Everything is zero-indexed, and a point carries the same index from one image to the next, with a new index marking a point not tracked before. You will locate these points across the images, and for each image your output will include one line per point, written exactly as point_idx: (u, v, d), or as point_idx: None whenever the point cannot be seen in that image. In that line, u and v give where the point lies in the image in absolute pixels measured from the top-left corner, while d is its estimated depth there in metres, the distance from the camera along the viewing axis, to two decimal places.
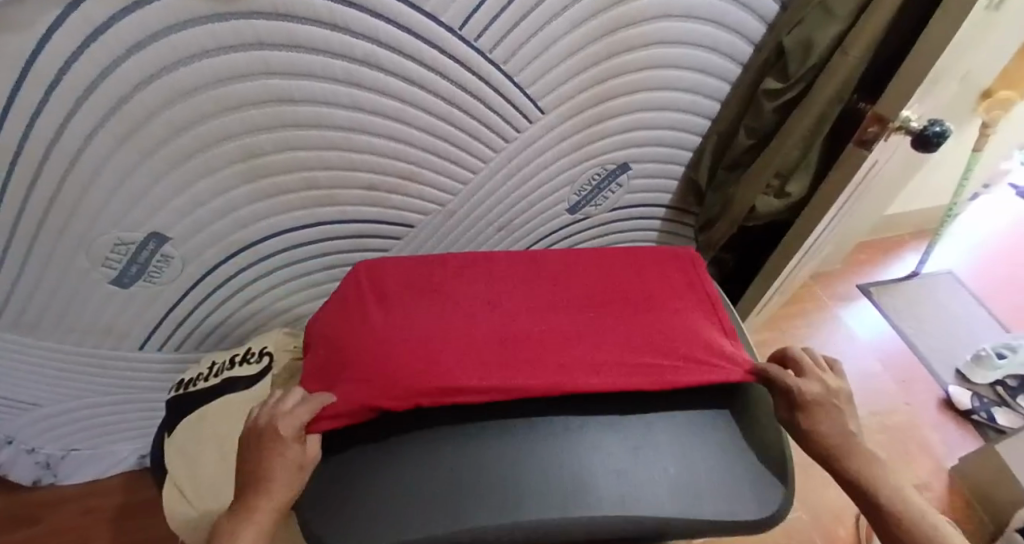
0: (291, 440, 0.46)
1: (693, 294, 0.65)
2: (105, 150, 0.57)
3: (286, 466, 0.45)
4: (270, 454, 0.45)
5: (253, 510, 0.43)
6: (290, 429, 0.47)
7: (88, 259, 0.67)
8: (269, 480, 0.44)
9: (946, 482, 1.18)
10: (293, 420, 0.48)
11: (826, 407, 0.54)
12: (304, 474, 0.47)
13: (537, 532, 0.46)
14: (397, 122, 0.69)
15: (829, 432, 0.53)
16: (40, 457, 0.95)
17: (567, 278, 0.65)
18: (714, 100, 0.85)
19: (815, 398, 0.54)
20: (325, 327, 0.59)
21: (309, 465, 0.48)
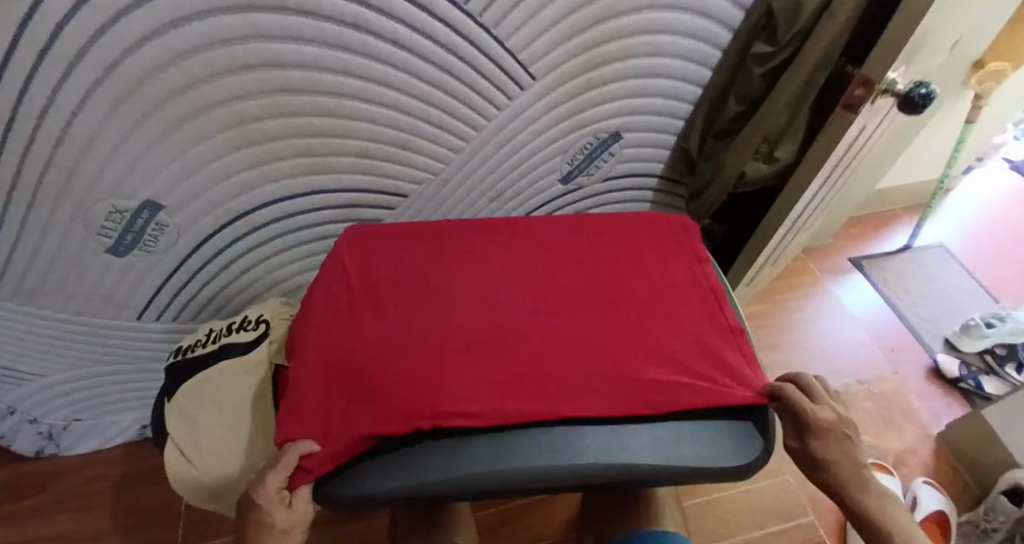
0: (274, 512, 0.46)
1: (696, 297, 0.63)
2: (99, 115, 0.58)
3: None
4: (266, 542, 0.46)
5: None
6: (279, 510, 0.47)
7: (85, 226, 0.68)
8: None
9: (932, 448, 1.20)
10: (275, 494, 0.47)
11: (836, 434, 0.53)
12: (295, 533, 0.48)
13: (527, 478, 0.48)
14: (388, 89, 0.70)
15: (838, 459, 0.53)
16: (43, 428, 0.98)
17: (564, 284, 0.63)
18: (706, 67, 0.86)
19: (828, 425, 0.53)
20: (316, 335, 0.57)
21: (297, 526, 0.48)
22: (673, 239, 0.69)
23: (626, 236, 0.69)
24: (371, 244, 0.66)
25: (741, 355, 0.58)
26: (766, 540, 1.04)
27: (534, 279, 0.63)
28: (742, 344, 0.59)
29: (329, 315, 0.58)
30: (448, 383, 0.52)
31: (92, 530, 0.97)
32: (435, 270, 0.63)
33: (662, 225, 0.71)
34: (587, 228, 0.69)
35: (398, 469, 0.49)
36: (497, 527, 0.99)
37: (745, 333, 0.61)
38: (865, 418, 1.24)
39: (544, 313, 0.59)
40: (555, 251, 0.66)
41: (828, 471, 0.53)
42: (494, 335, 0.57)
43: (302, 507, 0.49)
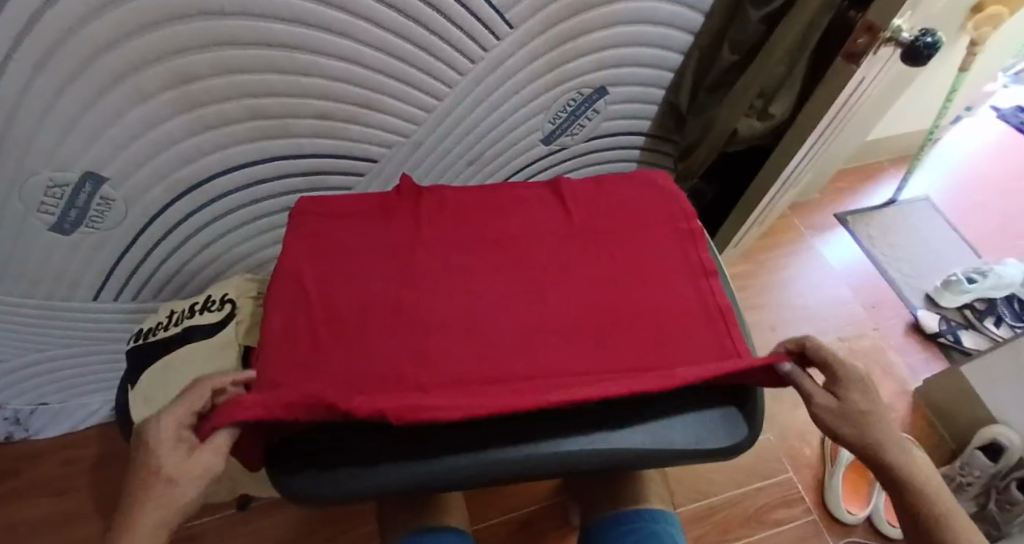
0: (164, 448, 0.37)
1: (699, 311, 0.54)
2: (21, 77, 0.51)
3: (155, 499, 0.35)
4: (142, 488, 0.36)
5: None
6: (170, 452, 0.37)
7: (21, 202, 0.61)
8: (132, 525, 0.34)
9: (909, 404, 1.22)
10: (173, 429, 0.38)
11: (870, 391, 0.46)
12: (183, 484, 0.36)
13: (510, 469, 0.45)
14: (347, 40, 0.63)
15: (875, 420, 0.45)
16: (8, 413, 0.93)
17: (554, 297, 0.55)
18: (699, 13, 0.79)
19: (863, 377, 0.46)
20: (269, 369, 0.48)
21: (189, 476, 0.37)
22: (672, 236, 0.60)
23: (627, 235, 0.60)
24: (335, 244, 0.57)
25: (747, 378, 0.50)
26: (750, 496, 1.05)
27: (520, 292, 0.55)
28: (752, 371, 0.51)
29: (286, 346, 0.49)
30: (422, 402, 0.43)
31: (69, 514, 0.94)
32: (409, 281, 0.55)
33: (667, 222, 0.61)
34: (582, 228, 0.60)
35: (370, 462, 0.45)
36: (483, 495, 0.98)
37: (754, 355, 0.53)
38: None
39: (529, 336, 0.52)
40: (543, 254, 0.58)
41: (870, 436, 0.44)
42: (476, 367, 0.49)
43: (207, 461, 0.38)
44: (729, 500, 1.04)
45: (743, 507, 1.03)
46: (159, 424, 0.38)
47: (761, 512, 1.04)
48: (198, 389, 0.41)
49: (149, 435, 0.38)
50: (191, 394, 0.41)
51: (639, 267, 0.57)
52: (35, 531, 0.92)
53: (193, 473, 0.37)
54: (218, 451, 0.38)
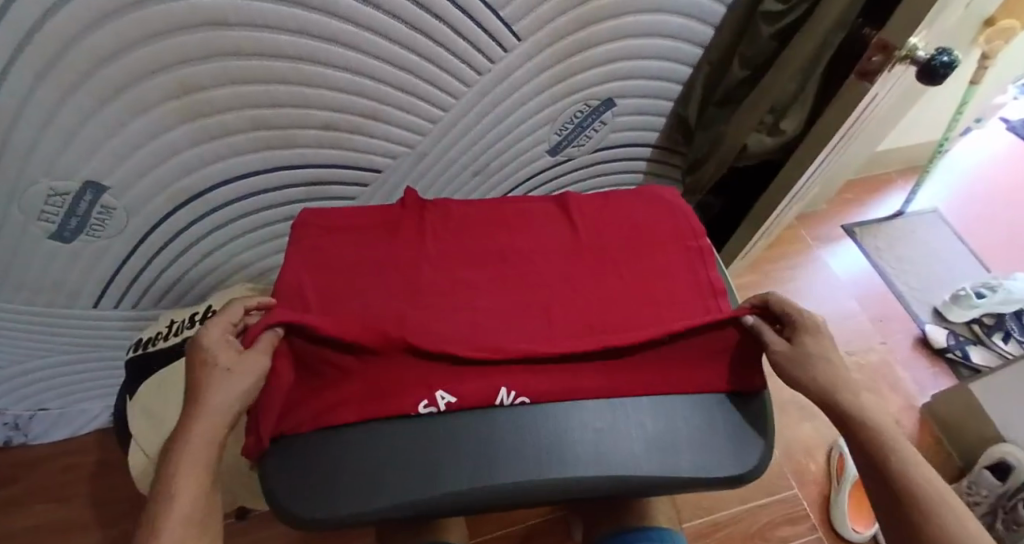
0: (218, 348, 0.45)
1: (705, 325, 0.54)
2: (22, 86, 0.51)
3: (219, 383, 0.43)
4: (205, 378, 0.43)
5: (181, 464, 0.39)
6: (220, 352, 0.45)
7: (21, 210, 0.61)
8: (205, 403, 0.42)
9: (917, 420, 1.20)
10: (219, 337, 0.46)
11: (823, 338, 0.49)
12: (239, 374, 0.44)
13: (512, 495, 0.44)
14: (352, 51, 0.62)
15: (824, 362, 0.47)
16: (8, 418, 0.93)
17: (560, 314, 0.54)
18: (709, 26, 0.78)
19: (819, 325, 0.50)
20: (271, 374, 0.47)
21: (243, 369, 0.44)
22: (677, 249, 0.60)
23: (635, 251, 0.59)
24: (338, 258, 0.56)
25: (738, 382, 0.51)
26: (754, 513, 1.03)
27: (527, 309, 0.54)
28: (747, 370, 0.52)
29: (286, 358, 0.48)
30: None
31: (66, 521, 0.93)
32: (411, 294, 0.54)
33: (676, 240, 0.60)
34: (586, 241, 0.59)
35: (369, 484, 0.44)
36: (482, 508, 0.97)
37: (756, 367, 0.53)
38: None
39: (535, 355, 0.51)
40: (549, 270, 0.57)
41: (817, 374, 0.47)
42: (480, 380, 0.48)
43: (256, 356, 0.45)
44: (732, 516, 1.02)
45: (747, 524, 1.02)
46: (211, 326, 0.46)
47: (765, 529, 1.02)
48: (231, 309, 0.49)
49: (201, 342, 0.45)
50: (226, 313, 0.49)
51: (644, 280, 0.57)
52: (33, 539, 0.91)
53: (245, 364, 0.45)
54: (263, 349, 0.46)
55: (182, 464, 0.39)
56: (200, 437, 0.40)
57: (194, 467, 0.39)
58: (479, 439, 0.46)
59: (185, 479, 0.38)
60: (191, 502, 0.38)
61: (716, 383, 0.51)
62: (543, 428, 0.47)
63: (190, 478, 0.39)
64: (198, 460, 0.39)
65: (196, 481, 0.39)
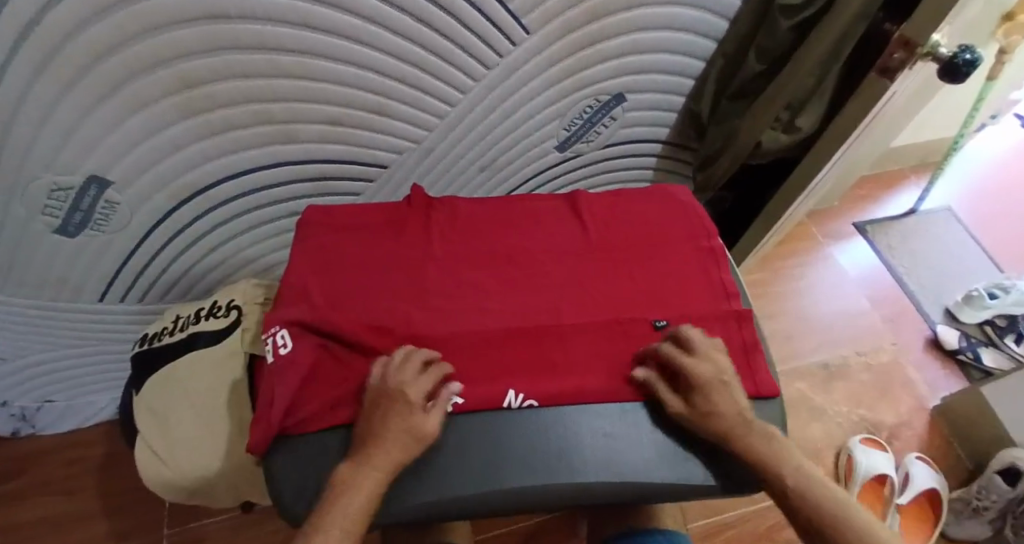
0: (413, 402, 0.44)
1: (716, 327, 0.53)
2: (20, 81, 0.50)
3: (400, 439, 0.42)
4: (389, 426, 0.42)
5: (351, 493, 0.39)
6: (417, 391, 0.44)
7: (23, 207, 0.61)
8: (379, 453, 0.41)
9: (927, 422, 1.18)
10: (415, 386, 0.45)
11: (718, 387, 0.46)
12: (418, 439, 0.43)
13: (520, 500, 0.44)
14: (358, 45, 0.61)
15: (722, 412, 0.45)
16: (14, 410, 0.93)
17: (571, 315, 0.52)
18: (723, 19, 0.76)
19: (706, 378, 0.45)
20: (280, 371, 0.47)
21: (421, 432, 0.43)
22: (690, 248, 0.58)
23: (648, 250, 0.58)
24: (343, 257, 0.56)
25: (750, 377, 0.50)
26: (762, 513, 1.02)
27: (537, 309, 0.53)
28: (758, 366, 0.51)
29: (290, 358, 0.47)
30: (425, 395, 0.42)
31: (71, 515, 0.93)
32: (416, 294, 0.53)
33: (690, 240, 0.59)
34: (596, 240, 0.58)
35: None
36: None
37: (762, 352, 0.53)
38: (861, 389, 1.21)
39: (546, 356, 0.50)
40: (558, 271, 0.56)
41: (715, 425, 0.44)
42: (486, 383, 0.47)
43: (434, 423, 0.44)
44: (739, 516, 1.01)
45: (754, 524, 1.01)
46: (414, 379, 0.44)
47: (772, 530, 1.01)
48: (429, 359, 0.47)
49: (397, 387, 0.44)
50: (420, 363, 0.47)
51: (657, 281, 0.55)
52: (39, 530, 0.92)
53: (426, 426, 0.43)
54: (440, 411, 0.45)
55: (342, 504, 0.39)
56: (378, 473, 0.40)
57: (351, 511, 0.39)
58: (487, 440, 0.46)
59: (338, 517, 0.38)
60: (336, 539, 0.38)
61: None
62: (552, 430, 0.46)
63: (345, 511, 0.39)
64: (354, 503, 0.39)
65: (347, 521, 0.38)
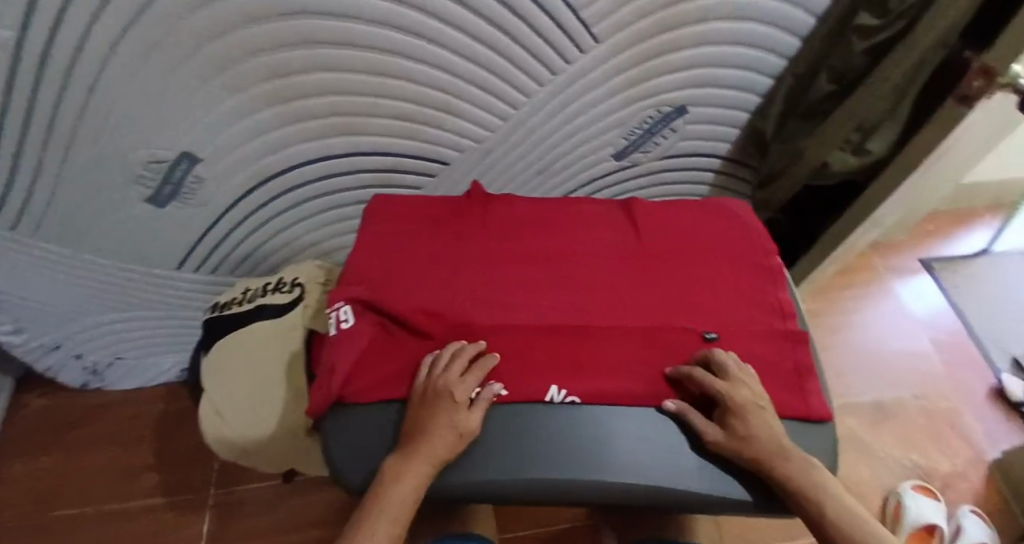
0: (457, 403, 0.45)
1: (764, 342, 0.53)
2: (133, 58, 0.56)
3: (444, 439, 0.44)
4: (434, 425, 0.45)
5: (401, 485, 0.42)
6: (462, 391, 0.46)
7: (122, 173, 0.68)
8: (426, 451, 0.44)
9: (983, 474, 1.11)
10: (460, 386, 0.46)
11: (753, 411, 0.46)
12: (461, 438, 0.45)
13: (553, 492, 0.45)
14: (433, 45, 0.64)
15: (758, 436, 0.45)
16: (87, 364, 1.01)
17: (617, 318, 0.53)
18: (795, 37, 0.77)
19: (741, 401, 0.46)
20: (341, 346, 0.52)
21: (464, 432, 0.45)
22: (745, 264, 0.58)
23: (701, 262, 0.58)
24: (403, 243, 0.59)
25: (799, 399, 0.50)
26: None
27: (583, 308, 0.54)
28: (807, 386, 0.50)
29: (352, 335, 0.52)
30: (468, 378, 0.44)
31: (130, 467, 1.01)
32: (468, 283, 0.56)
33: (746, 255, 0.59)
34: (649, 246, 0.59)
35: None
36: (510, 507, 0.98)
37: (814, 375, 0.52)
38: (912, 431, 1.16)
39: (590, 356, 0.51)
40: (609, 273, 0.57)
41: (752, 449, 0.45)
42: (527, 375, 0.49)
43: (476, 422, 0.46)
44: None
45: None
46: (459, 381, 0.46)
47: None
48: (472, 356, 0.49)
49: (443, 386, 0.46)
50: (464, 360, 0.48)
51: (707, 292, 0.56)
52: (102, 477, 1.00)
53: (468, 424, 0.45)
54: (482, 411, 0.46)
55: (391, 499, 0.42)
56: (424, 468, 0.43)
57: (399, 507, 0.42)
58: (527, 429, 0.47)
59: (389, 512, 0.42)
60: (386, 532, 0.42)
61: (777, 402, 0.49)
62: (589, 426, 0.47)
63: (395, 505, 0.42)
64: (402, 501, 0.42)
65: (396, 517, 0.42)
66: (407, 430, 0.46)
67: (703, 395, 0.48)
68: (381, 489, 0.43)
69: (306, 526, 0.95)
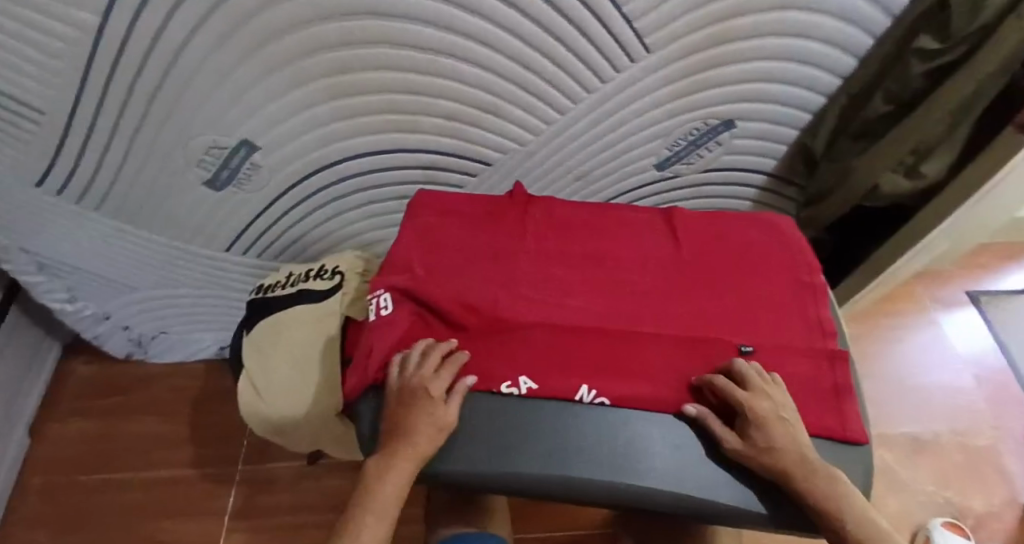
0: (433, 400, 0.47)
1: (803, 360, 0.52)
2: (204, 49, 0.59)
3: (422, 437, 0.46)
4: (413, 424, 0.46)
5: (387, 480, 0.46)
6: (436, 389, 0.47)
7: (185, 156, 0.72)
8: (406, 450, 0.46)
9: (1019, 516, 1.06)
10: (434, 383, 0.47)
11: (776, 422, 0.45)
12: (441, 432, 0.47)
13: (581, 490, 0.45)
14: (486, 48, 0.66)
15: (781, 447, 0.44)
16: (133, 335, 1.07)
17: (652, 325, 0.53)
18: (852, 57, 0.76)
19: (764, 413, 0.45)
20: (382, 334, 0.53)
21: (445, 426, 0.47)
22: (786, 280, 0.57)
23: (741, 276, 0.57)
24: (444, 238, 0.60)
25: (836, 419, 0.49)
26: None
27: (620, 313, 0.54)
28: (845, 408, 0.50)
29: (392, 324, 0.53)
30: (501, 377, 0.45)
31: (166, 437, 1.05)
32: (507, 281, 0.56)
33: (788, 272, 0.58)
34: (689, 256, 0.59)
35: (450, 451, 0.48)
36: (529, 508, 0.98)
37: (853, 397, 0.51)
38: (947, 467, 1.12)
39: (623, 361, 0.51)
40: (647, 280, 0.57)
41: (774, 461, 0.44)
42: (562, 375, 0.50)
43: (453, 414, 0.47)
44: None
45: None
46: (431, 379, 0.47)
47: None
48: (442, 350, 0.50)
49: (418, 386, 0.47)
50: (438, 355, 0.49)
51: (746, 306, 0.55)
52: (139, 444, 1.04)
53: (446, 419, 0.47)
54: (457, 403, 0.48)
55: (379, 496, 0.46)
56: (406, 462, 0.46)
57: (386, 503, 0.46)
58: (559, 426, 0.48)
59: (379, 508, 0.46)
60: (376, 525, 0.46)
61: (813, 420, 0.49)
62: (621, 430, 0.48)
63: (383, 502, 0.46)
64: (390, 496, 0.46)
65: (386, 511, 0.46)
66: (390, 426, 0.48)
67: (723, 404, 0.48)
68: (371, 486, 0.46)
69: (328, 507, 0.98)
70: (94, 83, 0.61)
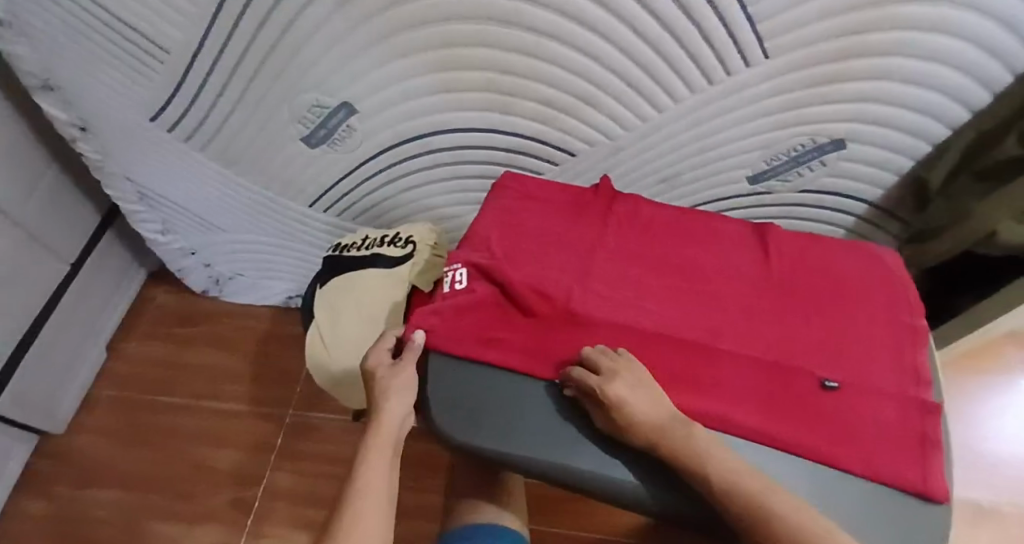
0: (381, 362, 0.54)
1: (887, 403, 0.49)
2: (324, 10, 0.61)
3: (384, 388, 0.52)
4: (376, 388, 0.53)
5: (374, 449, 0.49)
6: (379, 357, 0.55)
7: (289, 112, 0.75)
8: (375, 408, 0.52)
9: None
10: (378, 356, 0.55)
11: (630, 401, 0.43)
12: (400, 374, 0.52)
13: (636, 496, 0.45)
14: (594, 35, 0.64)
15: (643, 422, 0.43)
16: (213, 273, 1.13)
17: (730, 341, 0.51)
18: (987, 91, 0.69)
19: (618, 394, 0.43)
20: (454, 307, 0.54)
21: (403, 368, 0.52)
22: (881, 317, 0.54)
23: (831, 305, 0.54)
24: (527, 223, 0.60)
25: (919, 472, 0.45)
26: None
27: (697, 324, 0.53)
28: (931, 463, 0.46)
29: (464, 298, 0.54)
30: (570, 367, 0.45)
31: (229, 371, 1.11)
32: (584, 272, 0.56)
33: (885, 309, 0.55)
34: (778, 276, 0.56)
35: (505, 434, 0.47)
36: (549, 504, 0.98)
37: (942, 453, 0.47)
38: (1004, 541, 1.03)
39: (695, 373, 0.50)
40: (729, 293, 0.55)
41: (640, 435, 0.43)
42: None
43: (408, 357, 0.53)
44: None
45: None
46: (369, 353, 0.55)
47: None
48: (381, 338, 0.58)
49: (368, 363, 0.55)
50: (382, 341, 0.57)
51: (832, 337, 0.52)
52: (204, 374, 1.11)
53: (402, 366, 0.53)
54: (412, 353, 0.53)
55: (368, 457, 0.49)
56: (387, 424, 0.50)
57: (375, 461, 0.49)
58: None
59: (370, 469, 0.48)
60: (374, 477, 0.48)
61: (892, 469, 0.45)
62: None
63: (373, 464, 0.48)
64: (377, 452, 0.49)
65: (379, 470, 0.48)
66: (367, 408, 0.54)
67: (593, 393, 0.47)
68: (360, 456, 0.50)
69: None
70: (220, 32, 0.65)
